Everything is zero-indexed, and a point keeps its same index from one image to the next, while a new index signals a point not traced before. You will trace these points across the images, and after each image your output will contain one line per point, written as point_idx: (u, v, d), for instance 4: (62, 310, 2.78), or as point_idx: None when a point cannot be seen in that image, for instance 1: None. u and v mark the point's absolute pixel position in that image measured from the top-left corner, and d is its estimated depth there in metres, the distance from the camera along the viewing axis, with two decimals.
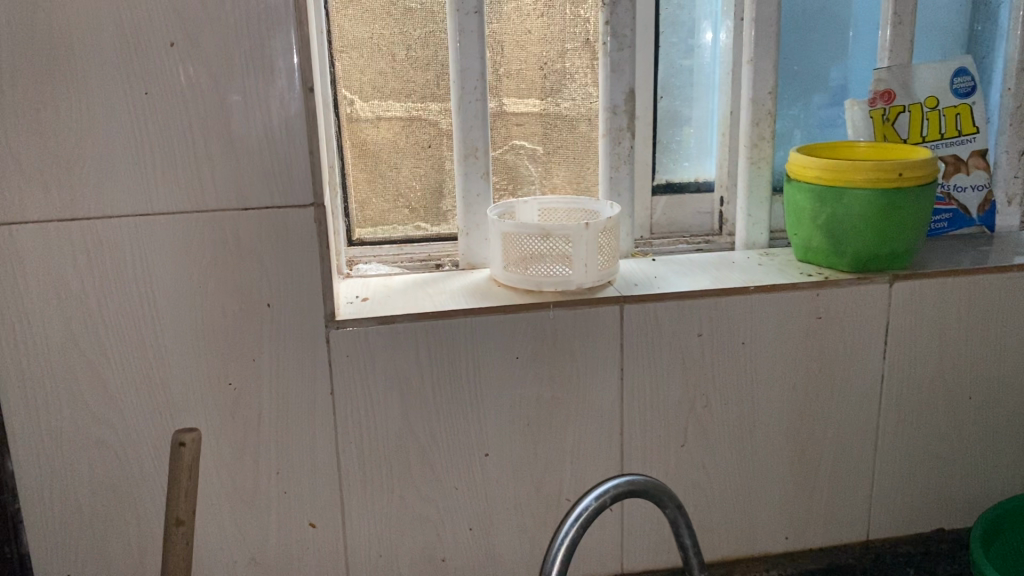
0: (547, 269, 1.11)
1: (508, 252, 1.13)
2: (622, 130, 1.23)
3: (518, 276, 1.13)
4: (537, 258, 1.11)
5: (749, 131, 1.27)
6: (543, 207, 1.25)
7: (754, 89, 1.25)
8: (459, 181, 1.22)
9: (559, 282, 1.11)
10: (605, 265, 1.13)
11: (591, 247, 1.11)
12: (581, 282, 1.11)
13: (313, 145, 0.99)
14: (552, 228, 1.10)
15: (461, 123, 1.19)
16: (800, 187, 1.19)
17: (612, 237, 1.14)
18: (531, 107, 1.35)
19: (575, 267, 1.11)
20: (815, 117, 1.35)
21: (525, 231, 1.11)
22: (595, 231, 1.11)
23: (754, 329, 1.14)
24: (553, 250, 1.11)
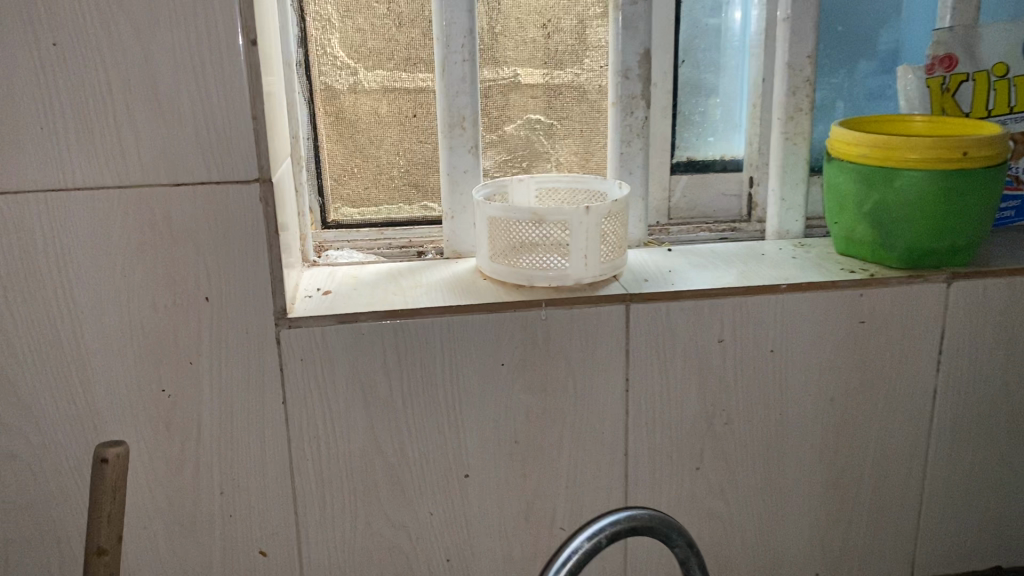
0: (540, 261, 0.94)
1: (495, 239, 0.96)
2: (635, 98, 1.06)
3: (505, 268, 0.95)
4: (527, 248, 0.94)
5: (784, 101, 1.09)
6: (542, 187, 1.08)
7: (791, 51, 1.07)
8: (444, 156, 1.05)
9: (553, 276, 0.94)
10: (608, 256, 0.95)
11: (591, 235, 0.93)
12: (579, 277, 0.94)
13: (258, 109, 0.83)
14: (545, 214, 0.92)
15: (446, 87, 1.02)
16: (844, 167, 1.00)
17: (618, 222, 0.96)
18: (537, 77, 1.18)
19: (573, 258, 0.93)
20: (861, 86, 1.16)
21: (514, 216, 0.93)
22: (597, 216, 0.93)
23: (784, 335, 0.97)
24: (547, 238, 0.93)
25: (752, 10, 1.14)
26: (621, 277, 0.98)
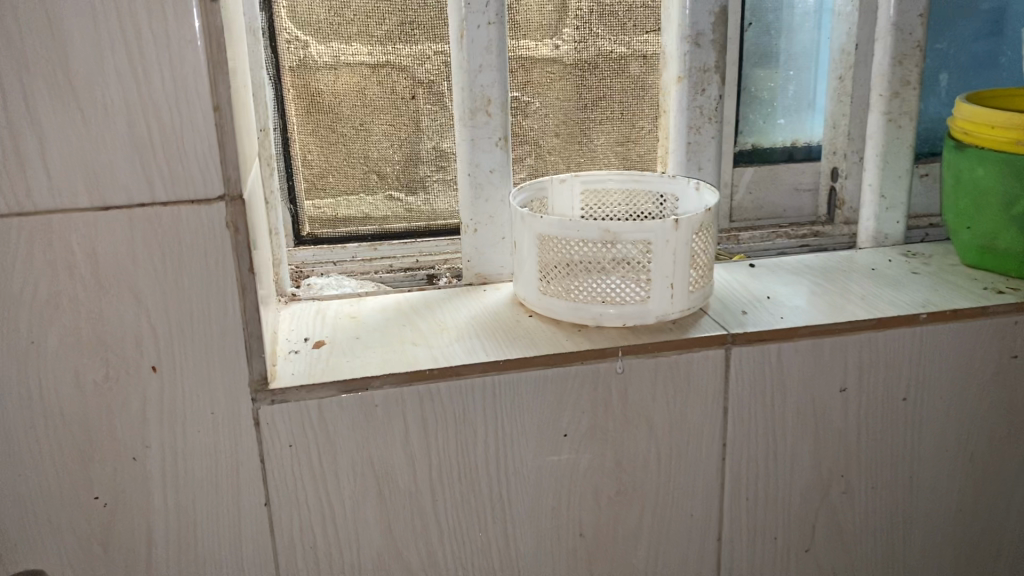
0: (610, 294, 0.70)
1: (546, 265, 0.72)
2: (708, 71, 0.82)
3: (561, 303, 0.72)
4: (593, 277, 0.70)
5: (888, 72, 0.86)
6: (587, 188, 0.84)
7: (900, 8, 0.84)
8: (463, 152, 0.80)
9: (627, 313, 0.70)
10: (697, 282, 0.72)
11: (678, 258, 0.69)
12: (662, 313, 0.70)
13: (222, 95, 0.57)
14: (618, 233, 0.67)
15: (465, 59, 0.77)
16: (983, 158, 0.77)
17: (708, 236, 0.72)
18: (531, 47, 0.92)
19: (655, 289, 0.70)
20: (968, 53, 0.94)
21: (573, 236, 0.69)
22: (686, 232, 0.69)
23: (920, 379, 0.75)
24: (619, 266, 0.69)
25: None
26: (709, 307, 0.75)
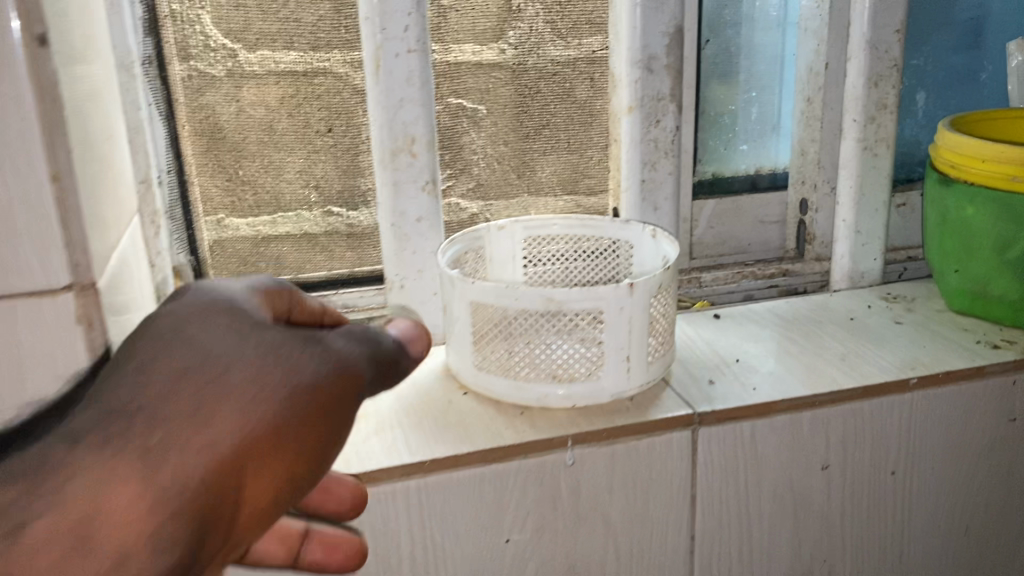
0: (555, 369, 0.60)
1: (480, 337, 0.61)
2: (662, 100, 0.72)
3: (499, 380, 0.61)
4: (535, 351, 0.59)
5: (863, 96, 0.77)
6: (530, 235, 0.73)
7: (874, 24, 0.75)
8: (384, 199, 0.69)
9: (577, 392, 0.60)
10: (657, 350, 0.62)
11: (635, 327, 0.59)
12: (617, 390, 0.60)
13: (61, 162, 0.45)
14: (564, 301, 0.57)
15: (383, 92, 0.66)
16: (973, 196, 0.69)
17: (669, 297, 0.62)
18: (491, 56, 0.81)
19: (608, 362, 0.60)
20: (947, 68, 0.85)
21: (510, 305, 0.58)
22: (644, 297, 0.58)
23: (910, 450, 0.66)
24: (566, 338, 0.58)
25: None
26: (670, 377, 0.65)
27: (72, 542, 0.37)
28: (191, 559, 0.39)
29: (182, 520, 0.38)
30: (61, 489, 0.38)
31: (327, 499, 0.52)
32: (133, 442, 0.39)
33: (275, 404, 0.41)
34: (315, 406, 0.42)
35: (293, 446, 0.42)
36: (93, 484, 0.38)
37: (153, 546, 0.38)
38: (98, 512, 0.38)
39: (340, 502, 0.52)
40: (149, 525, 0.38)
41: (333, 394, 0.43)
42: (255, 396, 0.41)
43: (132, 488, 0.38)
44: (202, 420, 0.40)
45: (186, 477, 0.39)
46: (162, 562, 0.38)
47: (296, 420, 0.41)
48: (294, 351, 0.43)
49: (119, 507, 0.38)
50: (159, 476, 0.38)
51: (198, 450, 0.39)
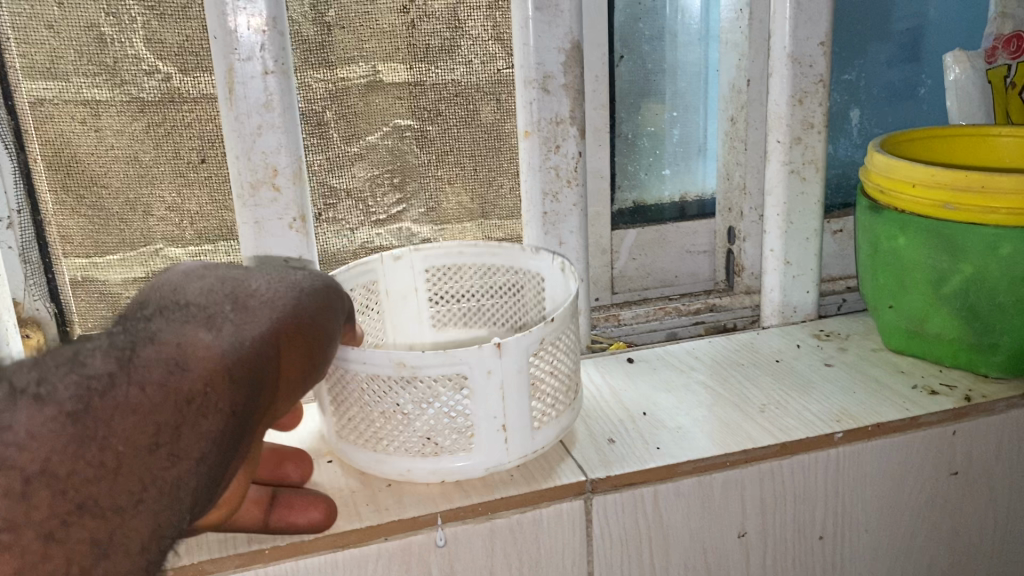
0: (419, 445, 0.51)
1: (337, 403, 0.53)
2: (562, 122, 0.66)
3: (361, 453, 0.53)
4: (393, 423, 0.51)
5: (785, 115, 0.70)
6: (431, 264, 0.66)
7: (795, 37, 0.68)
8: (245, 239, 0.61)
9: (445, 470, 0.51)
10: (544, 417, 0.53)
11: (508, 394, 0.50)
12: (494, 465, 0.52)
13: None
14: (418, 366, 0.49)
15: (237, 120, 0.58)
16: (905, 225, 0.62)
17: (560, 356, 0.53)
18: (404, 76, 0.70)
19: (480, 436, 0.51)
20: (882, 83, 0.79)
21: (361, 370, 0.50)
22: (515, 360, 0.50)
23: (839, 511, 0.59)
24: (426, 408, 0.50)
25: None
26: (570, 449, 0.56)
27: (175, 419, 0.35)
28: (236, 445, 0.38)
29: (236, 403, 0.38)
30: (143, 376, 0.35)
31: (298, 514, 0.48)
32: (168, 342, 0.37)
33: (295, 313, 0.42)
34: (322, 316, 0.44)
35: (314, 342, 0.43)
36: (164, 366, 0.36)
37: (219, 427, 0.37)
38: (196, 396, 0.36)
39: (313, 518, 0.48)
40: (212, 402, 0.37)
41: (323, 312, 0.44)
42: (271, 304, 0.42)
43: (191, 376, 0.36)
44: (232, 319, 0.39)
45: (232, 363, 0.38)
46: (221, 443, 0.37)
47: (313, 319, 0.43)
48: (290, 283, 0.44)
49: (179, 394, 0.36)
50: (200, 365, 0.37)
51: (236, 334, 0.39)
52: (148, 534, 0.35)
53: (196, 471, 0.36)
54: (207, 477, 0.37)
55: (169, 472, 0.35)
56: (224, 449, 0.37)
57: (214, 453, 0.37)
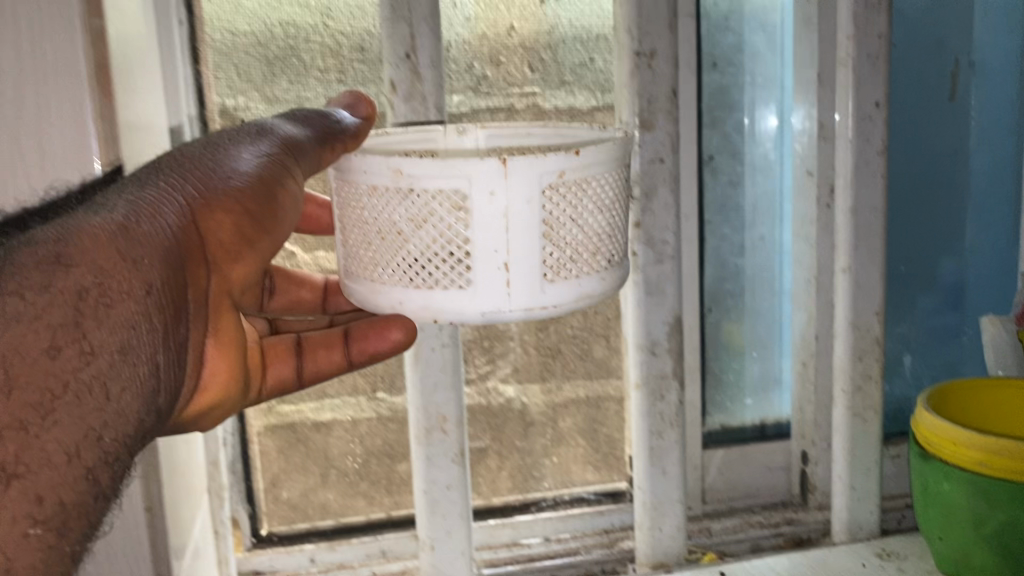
0: (410, 276, 0.55)
1: (348, 229, 0.58)
2: (666, 378, 0.81)
3: (365, 289, 0.58)
4: (390, 245, 0.55)
5: (848, 369, 0.85)
6: (497, 144, 0.67)
7: (855, 309, 0.84)
8: (418, 470, 0.79)
9: (436, 304, 0.55)
10: (558, 271, 0.55)
11: (511, 225, 0.53)
12: (493, 310, 0.55)
13: (154, 498, 0.59)
14: (414, 177, 0.53)
15: (420, 386, 0.77)
16: (948, 474, 0.76)
17: (584, 209, 0.55)
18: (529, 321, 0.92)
19: (478, 273, 0.54)
20: (928, 332, 0.95)
21: (363, 180, 0.55)
22: (526, 185, 0.52)
23: None
24: (422, 225, 0.53)
25: (790, 257, 0.93)
26: (582, 308, 0.58)
27: (73, 315, 0.42)
28: (167, 327, 0.46)
29: (148, 290, 0.45)
30: (22, 283, 0.42)
31: (376, 340, 0.62)
32: (67, 260, 0.43)
33: (209, 185, 0.51)
34: (266, 176, 0.52)
35: (243, 205, 0.51)
36: (54, 267, 0.43)
37: (128, 318, 0.44)
38: (88, 287, 0.43)
39: (389, 338, 0.62)
40: (113, 296, 0.44)
41: (267, 169, 0.52)
42: (187, 177, 0.51)
43: (79, 274, 0.43)
44: (140, 206, 0.48)
45: (129, 246, 0.45)
46: (133, 334, 0.44)
47: (243, 188, 0.51)
48: (235, 146, 0.53)
49: (70, 293, 0.43)
50: (84, 259, 0.44)
51: (141, 215, 0.47)
52: (74, 440, 0.41)
53: (115, 364, 0.43)
54: (136, 370, 0.44)
55: (83, 373, 0.42)
56: (144, 330, 0.45)
57: (132, 342, 0.44)
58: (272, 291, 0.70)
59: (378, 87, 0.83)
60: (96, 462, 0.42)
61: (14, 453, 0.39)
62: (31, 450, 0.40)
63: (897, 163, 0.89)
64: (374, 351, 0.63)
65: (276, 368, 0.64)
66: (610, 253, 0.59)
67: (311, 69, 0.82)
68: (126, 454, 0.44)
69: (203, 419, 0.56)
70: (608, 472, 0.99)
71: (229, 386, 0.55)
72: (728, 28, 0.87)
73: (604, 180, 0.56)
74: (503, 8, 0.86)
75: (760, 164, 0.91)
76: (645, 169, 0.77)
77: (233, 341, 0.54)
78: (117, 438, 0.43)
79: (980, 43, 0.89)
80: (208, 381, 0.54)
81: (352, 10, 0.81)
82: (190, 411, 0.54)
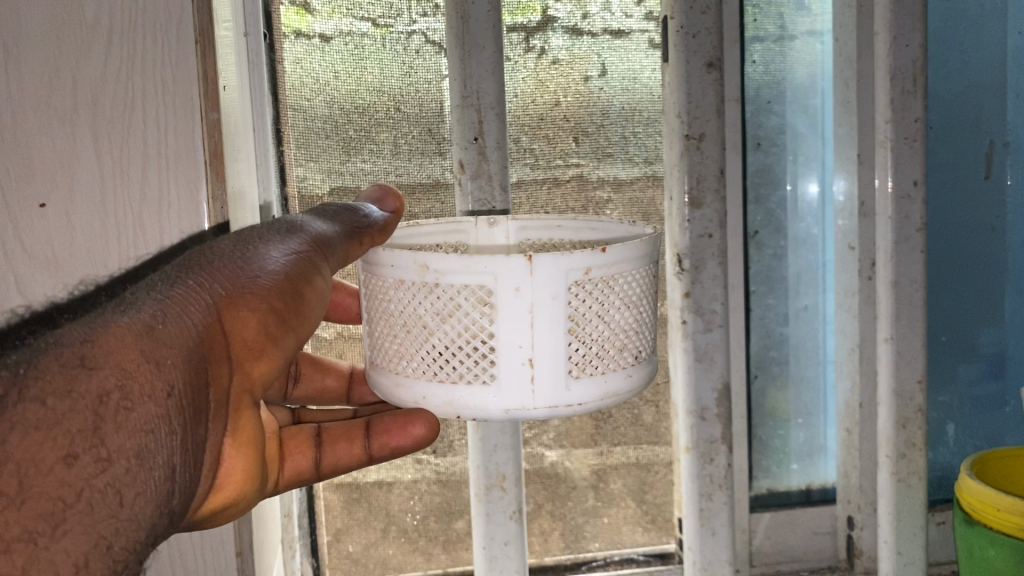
0: (435, 370, 0.57)
1: (374, 321, 0.61)
2: (715, 442, 0.85)
3: (389, 381, 0.61)
4: (416, 338, 0.57)
5: (892, 435, 0.87)
6: (525, 237, 0.72)
7: (897, 377, 0.87)
8: (478, 526, 0.82)
9: (459, 400, 0.57)
10: (584, 367, 0.57)
11: (536, 320, 0.55)
12: (516, 407, 0.56)
13: (244, 542, 0.65)
14: (441, 272, 0.55)
15: (481, 445, 0.81)
16: (992, 539, 0.78)
17: (611, 305, 0.57)
18: None
19: (502, 368, 0.56)
20: (971, 401, 0.97)
21: (391, 274, 0.57)
22: (552, 281, 0.54)
23: None
24: (446, 319, 0.56)
25: (833, 328, 0.97)
26: (607, 405, 0.59)
27: (93, 423, 0.42)
28: (185, 428, 0.46)
29: (168, 393, 0.45)
30: (41, 391, 0.42)
31: (402, 430, 0.63)
32: (88, 367, 0.43)
33: (236, 283, 0.51)
34: (293, 275, 0.53)
35: (269, 303, 0.51)
36: (75, 373, 0.43)
37: (146, 422, 0.44)
38: (109, 392, 0.43)
39: (414, 429, 0.63)
40: (134, 399, 0.43)
41: (296, 266, 0.53)
42: (216, 275, 0.50)
43: (101, 378, 0.43)
44: (167, 304, 0.47)
45: (151, 348, 0.45)
46: (150, 439, 0.44)
47: (270, 286, 0.52)
48: (263, 243, 0.54)
49: (91, 397, 0.42)
50: (107, 364, 0.43)
51: (167, 315, 0.47)
52: (84, 551, 0.41)
53: (130, 470, 0.43)
54: (151, 476, 0.44)
55: (97, 480, 0.42)
56: (161, 434, 0.45)
57: (149, 446, 0.44)
58: (296, 379, 0.75)
59: (443, 160, 0.92)
60: (103, 572, 0.42)
61: (22, 566, 0.39)
62: (40, 563, 0.40)
63: (937, 239, 0.93)
64: (396, 445, 0.64)
65: (295, 459, 0.64)
66: (636, 348, 0.61)
67: (382, 146, 0.91)
68: (134, 560, 0.44)
69: (219, 516, 0.55)
70: (658, 534, 1.02)
71: (247, 483, 0.55)
72: (772, 111, 0.93)
73: (630, 277, 0.58)
74: (550, 87, 0.92)
75: (803, 238, 0.96)
76: (694, 244, 0.82)
77: (250, 439, 0.53)
78: (127, 546, 0.43)
79: (1014, 126, 0.93)
80: (224, 480, 0.53)
81: (419, 92, 0.90)
82: (203, 509, 0.53)
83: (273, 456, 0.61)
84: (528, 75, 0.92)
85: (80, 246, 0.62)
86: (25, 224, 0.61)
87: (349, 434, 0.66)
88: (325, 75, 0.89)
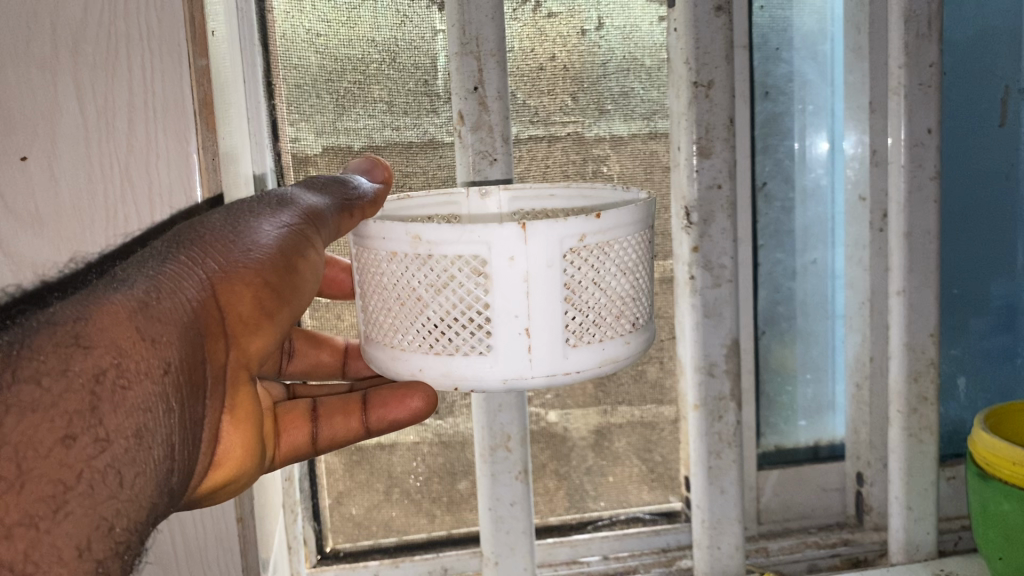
0: (431, 342, 0.55)
1: (366, 294, 0.58)
2: (724, 399, 0.83)
3: (384, 355, 0.58)
4: (411, 311, 0.55)
5: (903, 390, 0.86)
6: (517, 207, 0.69)
7: (909, 331, 0.84)
8: (483, 487, 0.81)
9: (457, 371, 0.55)
10: (581, 335, 0.55)
11: (532, 288, 0.52)
12: (515, 375, 0.54)
13: (244, 508, 0.64)
14: (434, 243, 0.52)
15: (484, 404, 0.79)
16: (1008, 494, 0.77)
17: (607, 271, 0.55)
18: None
19: (499, 338, 0.53)
20: (982, 355, 0.96)
21: (382, 246, 0.55)
22: (548, 248, 0.52)
23: None
24: (441, 291, 0.53)
25: (842, 281, 0.95)
26: (607, 372, 0.57)
27: (90, 402, 0.39)
28: (183, 406, 0.44)
29: (165, 369, 0.42)
30: (35, 372, 0.39)
31: (401, 402, 0.61)
32: (80, 344, 0.40)
33: (230, 257, 0.48)
34: (287, 248, 0.50)
35: (263, 278, 0.49)
36: (69, 353, 0.40)
37: (144, 400, 0.41)
38: (107, 370, 0.40)
39: (414, 400, 0.60)
40: (131, 376, 0.41)
41: (289, 240, 0.51)
42: (208, 250, 0.48)
43: (97, 356, 0.40)
44: (160, 280, 0.45)
45: (146, 324, 0.42)
46: (149, 417, 0.41)
47: (263, 261, 0.49)
48: (255, 215, 0.51)
49: (87, 375, 0.40)
50: (102, 343, 0.41)
51: (161, 291, 0.44)
52: (86, 532, 0.38)
53: (129, 450, 0.40)
54: (151, 454, 0.41)
55: (97, 461, 0.39)
56: (160, 412, 0.42)
57: (148, 424, 0.41)
58: (291, 354, 0.73)
59: (440, 114, 0.89)
60: (106, 554, 0.39)
61: (24, 551, 0.37)
62: (43, 548, 0.37)
63: (950, 189, 0.91)
64: (393, 418, 0.61)
65: (290, 434, 0.61)
66: (634, 314, 0.58)
67: (375, 101, 0.87)
68: (137, 542, 0.41)
69: (216, 495, 0.52)
70: (663, 492, 1.01)
71: (246, 460, 0.52)
72: (781, 58, 0.90)
73: (627, 243, 0.55)
74: (548, 38, 0.89)
75: (811, 190, 0.93)
76: (703, 196, 0.79)
77: (247, 414, 0.51)
78: (130, 527, 0.40)
79: None
80: (222, 457, 0.51)
81: (413, 46, 0.87)
82: (204, 487, 0.51)
83: (269, 430, 0.59)
84: (526, 25, 0.88)
85: (66, 202, 0.59)
86: (7, 179, 0.59)
87: (346, 412, 0.63)
88: (315, 27, 0.85)
